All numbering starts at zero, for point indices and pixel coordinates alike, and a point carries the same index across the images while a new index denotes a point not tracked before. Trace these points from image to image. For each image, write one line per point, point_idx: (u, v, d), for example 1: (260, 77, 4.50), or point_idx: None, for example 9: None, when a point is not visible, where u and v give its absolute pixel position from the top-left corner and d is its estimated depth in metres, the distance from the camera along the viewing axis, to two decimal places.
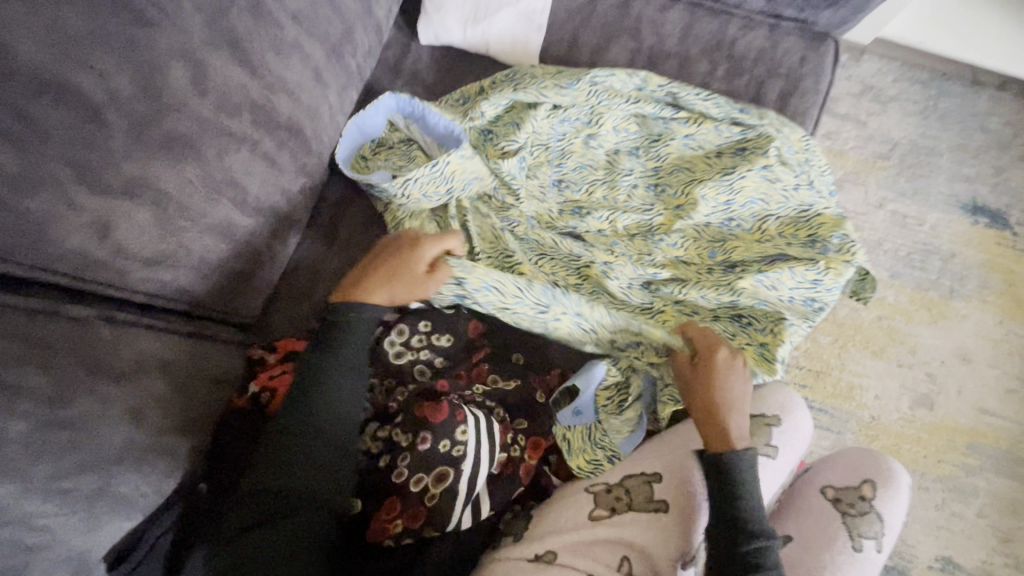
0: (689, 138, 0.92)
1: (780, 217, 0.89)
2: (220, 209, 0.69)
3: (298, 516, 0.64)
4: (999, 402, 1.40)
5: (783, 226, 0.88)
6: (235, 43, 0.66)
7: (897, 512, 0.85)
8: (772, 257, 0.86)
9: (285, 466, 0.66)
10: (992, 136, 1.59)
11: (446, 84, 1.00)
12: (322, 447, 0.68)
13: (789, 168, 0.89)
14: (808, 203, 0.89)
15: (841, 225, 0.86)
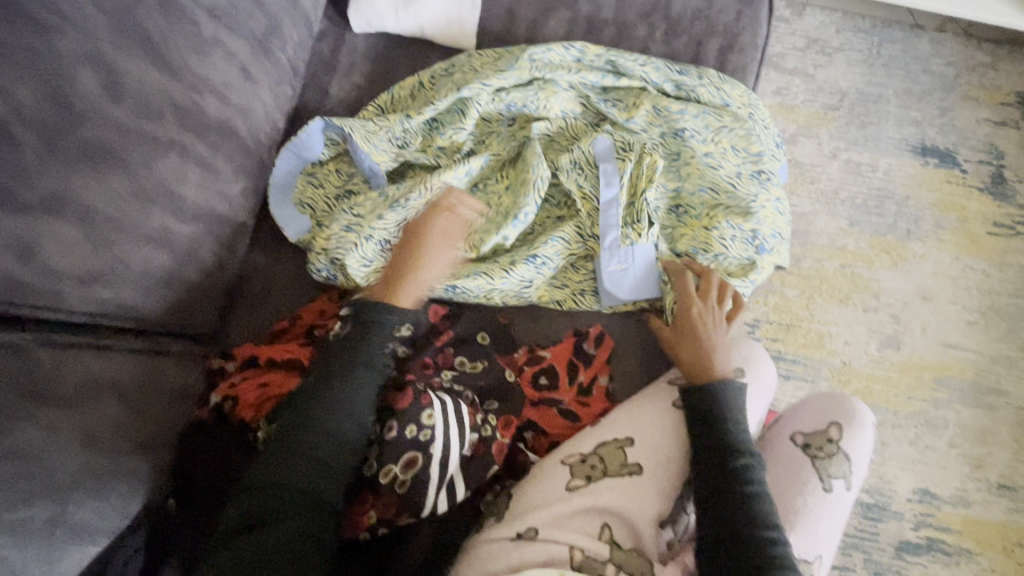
0: (631, 122, 0.89)
1: (728, 207, 0.87)
2: (157, 220, 0.67)
3: (291, 515, 0.63)
4: (961, 334, 1.44)
5: (732, 215, 0.86)
6: (149, 43, 0.65)
7: (863, 448, 0.87)
8: (714, 247, 0.86)
9: (278, 464, 0.66)
10: (936, 78, 1.62)
11: (385, 72, 0.97)
12: (324, 444, 0.67)
13: (730, 145, 0.88)
14: (752, 192, 0.87)
15: (775, 222, 0.88)
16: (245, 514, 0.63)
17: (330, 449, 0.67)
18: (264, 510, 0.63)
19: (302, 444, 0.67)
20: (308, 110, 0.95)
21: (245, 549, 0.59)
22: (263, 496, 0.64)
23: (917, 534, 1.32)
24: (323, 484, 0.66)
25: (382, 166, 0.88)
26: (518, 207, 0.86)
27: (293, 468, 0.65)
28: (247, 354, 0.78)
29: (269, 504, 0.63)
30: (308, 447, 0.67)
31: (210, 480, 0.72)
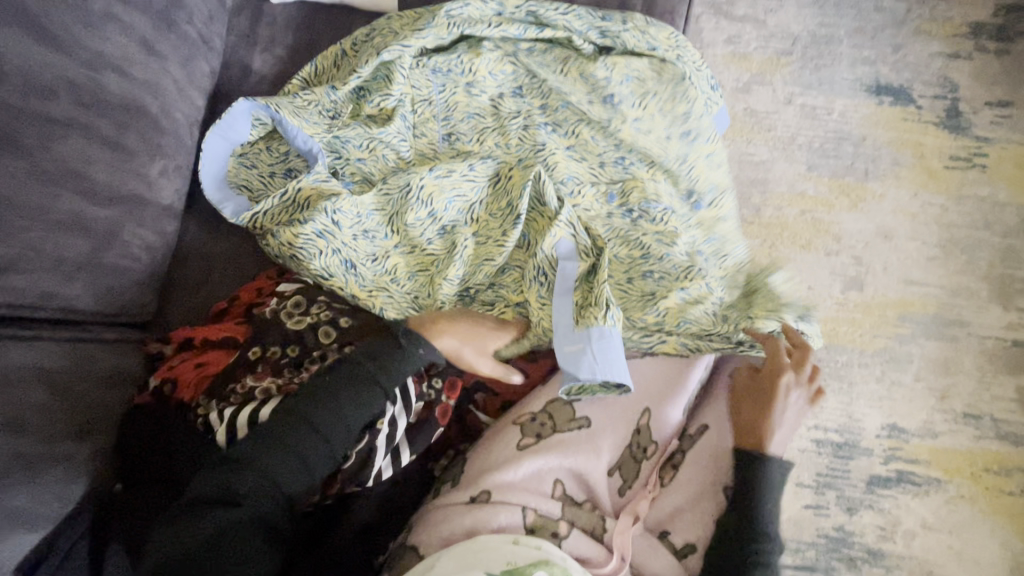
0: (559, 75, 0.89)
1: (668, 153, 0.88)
2: (64, 202, 0.66)
3: (261, 504, 0.62)
4: (923, 270, 1.43)
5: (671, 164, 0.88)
6: (30, 19, 0.65)
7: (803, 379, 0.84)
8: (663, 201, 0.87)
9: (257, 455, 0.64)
10: (887, 15, 1.61)
11: (309, 43, 0.95)
12: (310, 442, 0.66)
13: (658, 104, 0.89)
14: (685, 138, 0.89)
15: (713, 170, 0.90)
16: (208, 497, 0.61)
17: (313, 449, 0.66)
18: (232, 494, 0.61)
19: (292, 442, 0.65)
20: (231, 86, 0.92)
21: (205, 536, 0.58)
22: (236, 479, 0.62)
23: (887, 467, 1.29)
24: (292, 484, 0.64)
25: (315, 139, 0.84)
26: (503, 207, 0.85)
27: (275, 460, 0.64)
28: (185, 335, 0.77)
29: (240, 489, 0.62)
30: (294, 445, 0.65)
31: (163, 456, 0.70)
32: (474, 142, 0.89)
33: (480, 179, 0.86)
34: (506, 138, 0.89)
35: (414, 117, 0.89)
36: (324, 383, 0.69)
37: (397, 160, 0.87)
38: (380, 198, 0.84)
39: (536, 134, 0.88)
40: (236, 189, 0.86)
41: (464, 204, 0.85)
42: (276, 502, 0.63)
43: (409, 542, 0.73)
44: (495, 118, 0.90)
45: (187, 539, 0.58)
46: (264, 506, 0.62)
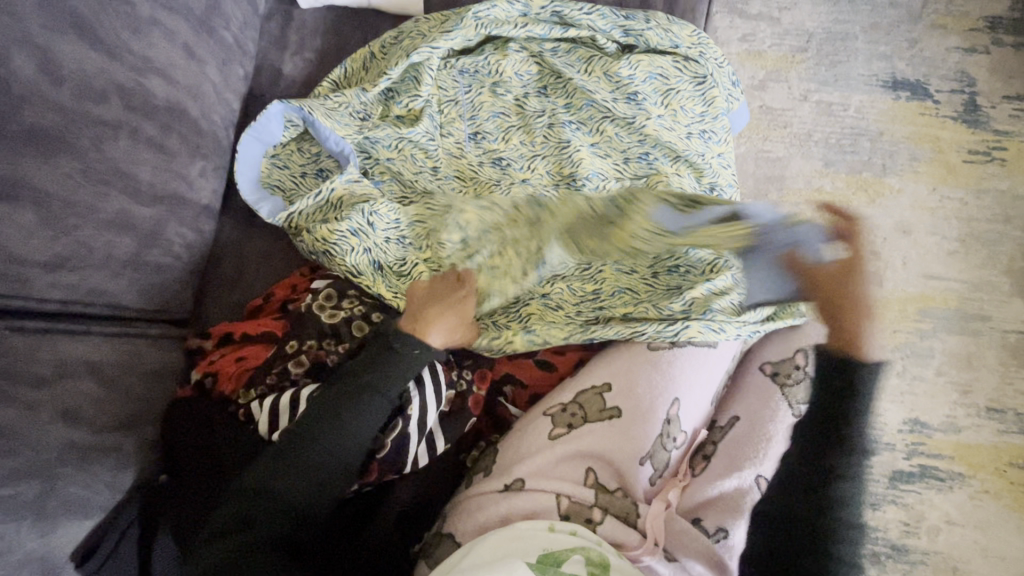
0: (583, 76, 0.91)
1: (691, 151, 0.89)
2: (113, 202, 0.69)
3: (284, 523, 0.63)
4: (943, 264, 1.43)
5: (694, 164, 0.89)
6: (82, 25, 0.67)
7: (818, 373, 0.91)
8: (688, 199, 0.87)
9: (275, 476, 0.64)
10: (902, 10, 1.61)
11: (338, 47, 0.98)
12: (325, 461, 0.66)
13: (681, 105, 0.90)
14: (705, 140, 0.91)
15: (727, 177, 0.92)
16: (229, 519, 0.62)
17: (328, 465, 0.66)
18: (253, 518, 0.62)
19: (314, 456, 0.65)
20: (263, 90, 0.95)
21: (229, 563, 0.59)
22: (258, 502, 0.63)
23: (909, 462, 1.29)
24: (310, 503, 0.65)
25: (347, 140, 0.87)
26: (526, 210, 0.87)
27: (295, 478, 0.64)
28: (227, 329, 0.79)
29: (259, 513, 0.62)
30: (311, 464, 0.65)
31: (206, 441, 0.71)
32: (500, 140, 0.92)
33: (508, 182, 0.90)
34: (532, 137, 0.91)
35: (441, 117, 0.91)
36: (351, 390, 0.69)
37: (426, 161, 0.89)
38: (410, 203, 0.88)
39: (560, 132, 0.90)
40: (271, 190, 0.89)
41: (487, 207, 0.86)
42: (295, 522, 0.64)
43: (445, 531, 0.75)
44: (520, 121, 0.92)
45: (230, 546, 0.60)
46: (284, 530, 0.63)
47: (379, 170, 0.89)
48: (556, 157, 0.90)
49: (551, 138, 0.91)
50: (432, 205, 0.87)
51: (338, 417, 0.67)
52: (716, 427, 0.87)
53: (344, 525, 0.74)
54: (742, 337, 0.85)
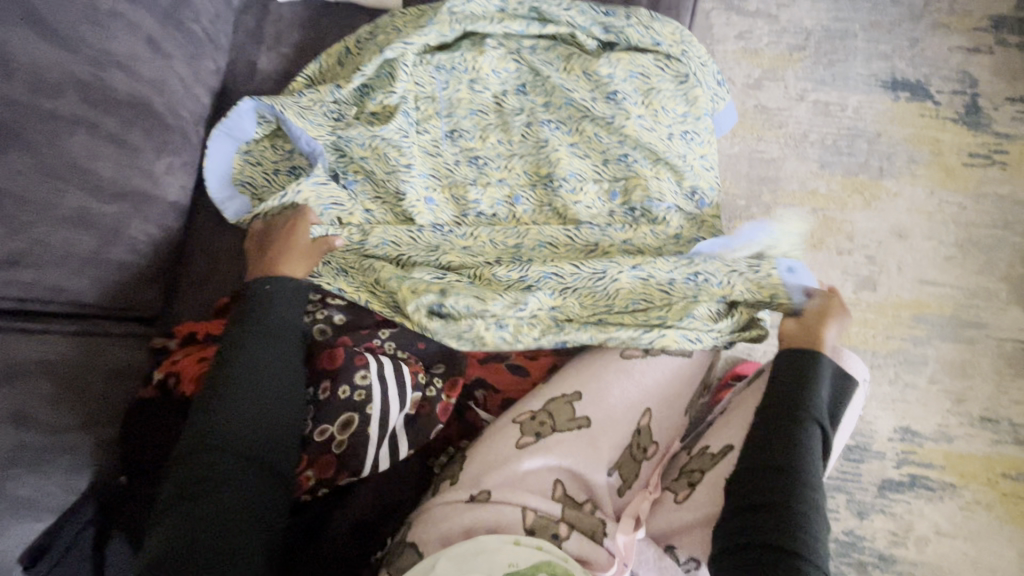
0: (561, 74, 0.89)
1: (672, 154, 0.86)
2: (70, 198, 0.68)
3: (249, 468, 0.63)
4: (940, 270, 1.39)
5: (673, 168, 0.87)
6: (37, 19, 0.66)
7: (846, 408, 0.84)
8: (667, 205, 0.86)
9: (217, 436, 0.64)
10: (904, 9, 1.57)
11: (314, 42, 0.96)
12: (262, 391, 0.68)
13: (662, 106, 0.87)
14: (686, 141, 0.88)
15: (709, 179, 0.89)
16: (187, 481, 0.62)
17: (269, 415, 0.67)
18: (201, 491, 0.61)
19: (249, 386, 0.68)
20: (237, 83, 0.93)
21: (205, 520, 0.59)
22: (209, 460, 0.63)
23: (899, 471, 1.26)
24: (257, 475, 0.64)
25: (318, 140, 0.85)
26: (499, 213, 0.89)
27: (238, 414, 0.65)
28: (189, 330, 0.78)
29: (220, 466, 0.62)
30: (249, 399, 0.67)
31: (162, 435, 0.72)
32: (477, 138, 0.90)
33: (484, 184, 0.89)
34: (510, 136, 0.90)
35: (417, 113, 0.90)
36: (260, 332, 0.72)
37: (398, 157, 0.86)
38: (385, 203, 0.88)
39: (538, 131, 0.89)
40: (241, 187, 0.88)
41: (458, 212, 0.89)
42: (259, 465, 0.64)
43: (409, 539, 0.72)
44: (497, 120, 0.90)
45: (179, 530, 0.58)
46: (256, 478, 0.63)
47: (354, 168, 0.88)
48: (534, 157, 0.89)
49: (529, 138, 0.89)
50: (406, 202, 0.86)
51: (255, 358, 0.70)
52: (692, 455, 0.81)
53: (297, 534, 0.71)
54: (717, 347, 0.85)
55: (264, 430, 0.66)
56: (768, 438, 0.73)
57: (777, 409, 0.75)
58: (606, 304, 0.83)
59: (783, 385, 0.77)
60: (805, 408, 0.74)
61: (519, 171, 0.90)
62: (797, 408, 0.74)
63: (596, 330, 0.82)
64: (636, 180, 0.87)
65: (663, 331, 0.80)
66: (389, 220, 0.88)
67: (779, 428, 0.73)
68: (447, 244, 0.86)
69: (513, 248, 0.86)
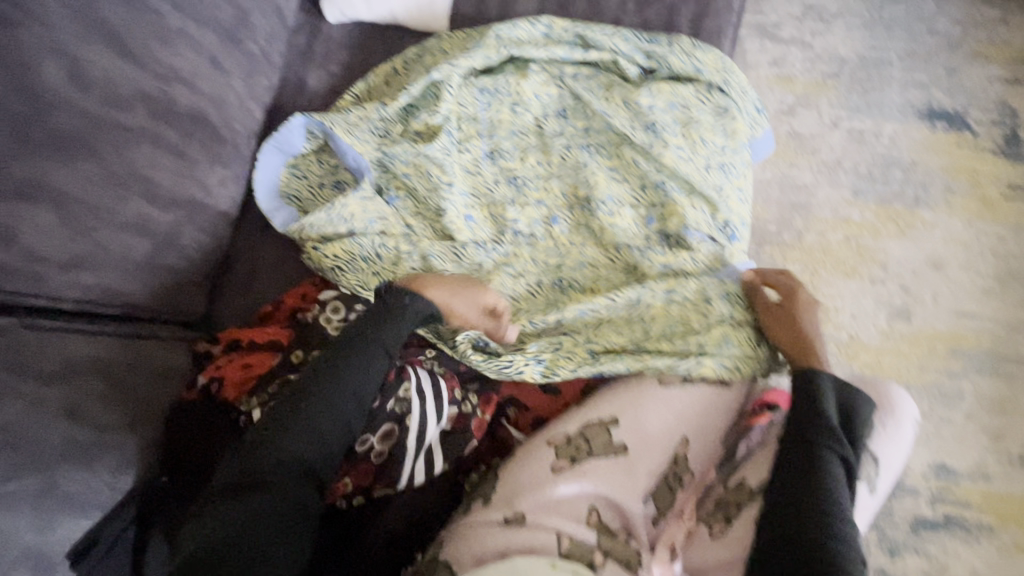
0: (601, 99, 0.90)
1: (708, 186, 0.87)
2: (131, 206, 0.71)
3: (290, 490, 0.63)
4: (977, 303, 1.36)
5: (710, 197, 0.87)
6: (113, 36, 0.70)
7: (896, 450, 0.84)
8: (703, 235, 0.87)
9: (281, 443, 0.65)
10: (942, 38, 1.56)
11: (362, 61, 0.99)
12: (325, 419, 0.68)
13: (701, 136, 0.88)
14: (723, 171, 0.89)
15: (743, 211, 0.90)
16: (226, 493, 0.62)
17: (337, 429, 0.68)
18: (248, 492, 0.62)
19: (321, 401, 0.68)
20: (287, 100, 0.97)
21: (243, 528, 0.60)
22: (265, 467, 0.64)
23: (933, 509, 1.22)
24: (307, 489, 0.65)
25: (364, 157, 0.89)
26: (535, 233, 0.90)
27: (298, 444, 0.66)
28: (235, 336, 0.80)
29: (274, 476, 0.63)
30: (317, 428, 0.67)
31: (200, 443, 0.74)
32: (517, 159, 0.92)
33: (522, 204, 0.91)
34: (549, 158, 0.91)
35: (459, 133, 0.92)
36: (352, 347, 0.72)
37: (440, 176, 0.89)
38: (424, 219, 0.90)
39: (577, 154, 0.90)
40: (287, 201, 0.91)
41: (495, 231, 0.90)
42: (302, 494, 0.64)
43: (440, 556, 0.71)
44: (538, 143, 0.92)
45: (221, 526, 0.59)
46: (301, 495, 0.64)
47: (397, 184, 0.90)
48: (570, 177, 0.91)
49: (568, 161, 0.91)
50: (445, 219, 0.88)
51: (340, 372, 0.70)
52: (728, 488, 0.78)
53: (327, 544, 0.73)
54: (751, 379, 0.84)
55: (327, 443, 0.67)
56: (790, 466, 0.72)
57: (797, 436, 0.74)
58: (643, 330, 0.85)
59: (806, 409, 0.76)
60: (823, 432, 0.73)
61: (557, 192, 0.91)
62: (815, 435, 0.73)
63: (633, 359, 0.83)
64: (674, 208, 0.87)
65: (701, 359, 0.81)
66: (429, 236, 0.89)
67: (799, 456, 0.72)
68: (485, 262, 0.89)
69: (553, 267, 0.89)
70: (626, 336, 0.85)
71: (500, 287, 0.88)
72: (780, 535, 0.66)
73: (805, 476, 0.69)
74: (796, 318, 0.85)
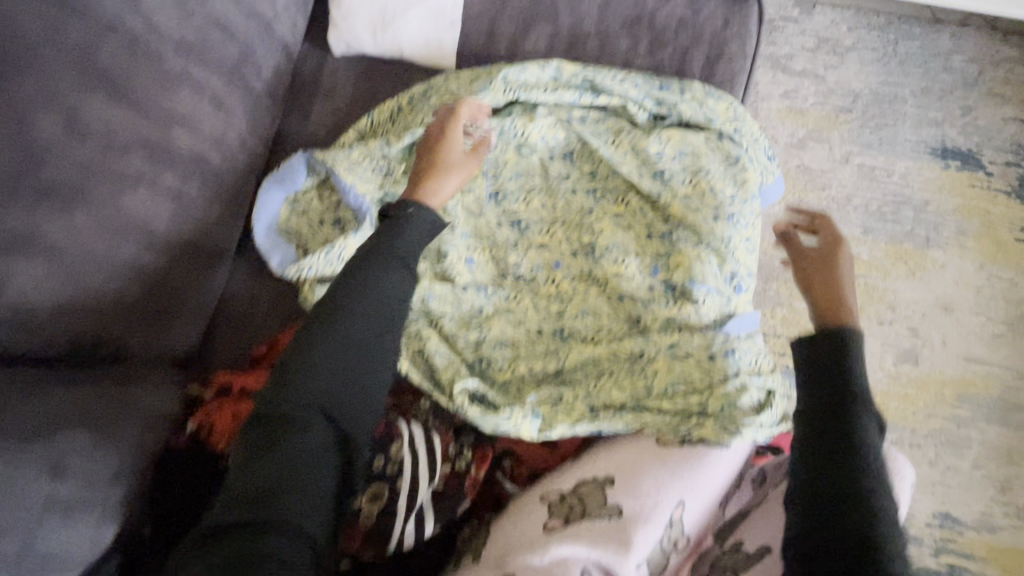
0: (609, 144, 0.88)
1: (716, 238, 0.85)
2: (127, 250, 0.69)
3: (313, 431, 0.59)
4: (986, 348, 1.34)
5: (717, 249, 0.85)
6: (110, 81, 0.65)
7: None
8: (709, 286, 0.84)
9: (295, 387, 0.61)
10: (957, 75, 1.53)
11: (367, 94, 0.97)
12: (342, 356, 0.64)
13: (710, 186, 0.85)
14: (733, 222, 0.85)
15: (748, 262, 0.88)
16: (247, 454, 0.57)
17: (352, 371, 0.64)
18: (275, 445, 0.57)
19: (334, 336, 0.64)
20: (289, 132, 0.95)
21: (287, 473, 0.56)
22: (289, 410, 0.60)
23: (937, 560, 1.19)
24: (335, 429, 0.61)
25: (366, 197, 0.87)
26: (537, 279, 0.88)
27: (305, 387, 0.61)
28: (224, 381, 0.79)
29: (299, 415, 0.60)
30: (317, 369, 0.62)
31: (179, 491, 0.72)
32: (521, 201, 0.90)
33: (525, 247, 0.89)
34: (553, 202, 0.90)
35: (465, 173, 0.91)
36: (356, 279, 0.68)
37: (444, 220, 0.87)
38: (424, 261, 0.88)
39: (582, 200, 0.89)
40: (286, 237, 0.88)
41: (495, 273, 0.89)
42: (324, 437, 0.59)
43: None
44: (543, 186, 0.91)
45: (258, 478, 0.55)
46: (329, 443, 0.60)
47: None
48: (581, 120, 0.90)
49: (573, 205, 0.89)
50: (444, 263, 0.87)
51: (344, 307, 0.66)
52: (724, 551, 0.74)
53: None
54: (756, 440, 0.80)
55: (342, 386, 0.63)
56: (817, 461, 0.62)
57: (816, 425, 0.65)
58: (645, 386, 0.82)
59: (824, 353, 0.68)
60: (844, 371, 0.66)
61: (561, 237, 0.89)
62: (836, 392, 0.65)
63: (632, 416, 0.81)
64: (680, 259, 0.84)
65: (701, 421, 0.79)
66: (428, 276, 0.87)
67: (826, 442, 0.63)
68: (485, 309, 0.87)
69: (555, 313, 0.87)
70: (628, 391, 0.82)
71: (500, 334, 0.85)
72: (816, 548, 0.57)
73: (837, 471, 0.61)
74: (830, 261, 0.79)
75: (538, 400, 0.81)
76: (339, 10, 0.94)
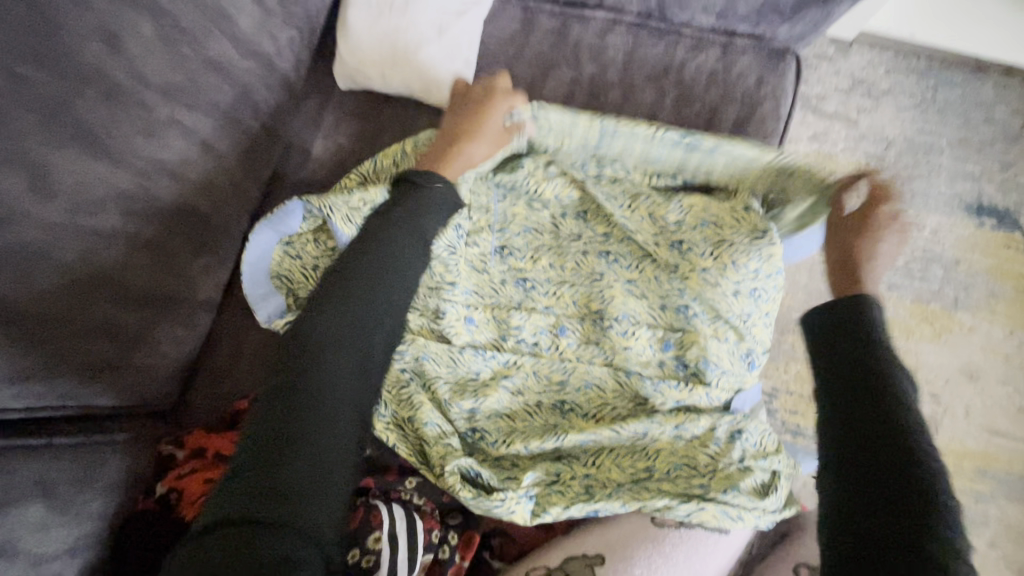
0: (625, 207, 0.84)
1: (733, 314, 0.80)
2: (98, 309, 0.64)
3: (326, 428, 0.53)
4: (1012, 421, 1.26)
5: (734, 329, 0.80)
6: (87, 134, 0.61)
7: None
8: (724, 368, 0.79)
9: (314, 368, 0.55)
10: (998, 128, 1.45)
11: (371, 134, 0.93)
12: (354, 340, 0.59)
13: (733, 259, 0.79)
14: (753, 300, 0.80)
15: (764, 341, 0.81)
16: (260, 446, 0.50)
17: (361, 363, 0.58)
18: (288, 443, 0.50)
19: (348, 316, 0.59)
20: (287, 170, 0.92)
21: (302, 480, 0.49)
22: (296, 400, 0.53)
23: None
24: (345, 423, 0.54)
25: None
26: (541, 343, 0.82)
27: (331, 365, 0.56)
28: (200, 442, 0.74)
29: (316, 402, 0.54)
30: (349, 356, 0.57)
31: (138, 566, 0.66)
32: (528, 259, 0.85)
33: (529, 308, 0.83)
34: (561, 262, 0.84)
35: (472, 224, 0.86)
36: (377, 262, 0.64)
37: (444, 275, 0.81)
38: (421, 317, 0.83)
39: (594, 263, 0.84)
40: (280, 282, 0.84)
41: (496, 335, 0.83)
42: (333, 442, 0.53)
43: None
44: (553, 244, 0.86)
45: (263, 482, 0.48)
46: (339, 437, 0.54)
47: None
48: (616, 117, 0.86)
49: (584, 266, 0.84)
50: (442, 322, 0.81)
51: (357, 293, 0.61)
52: None
53: None
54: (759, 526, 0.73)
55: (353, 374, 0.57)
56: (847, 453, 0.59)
57: (848, 423, 0.60)
58: (646, 468, 0.75)
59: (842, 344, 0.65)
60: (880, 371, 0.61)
61: (568, 299, 0.84)
62: (864, 377, 0.61)
63: (630, 497, 0.72)
64: (693, 336, 0.79)
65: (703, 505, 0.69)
66: (423, 334, 0.82)
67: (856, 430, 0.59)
68: (483, 374, 0.81)
69: (556, 384, 0.81)
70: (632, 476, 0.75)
71: (496, 403, 0.79)
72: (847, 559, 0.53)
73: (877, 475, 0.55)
74: (859, 241, 0.76)
75: (535, 480, 0.74)
76: (346, 44, 0.89)
